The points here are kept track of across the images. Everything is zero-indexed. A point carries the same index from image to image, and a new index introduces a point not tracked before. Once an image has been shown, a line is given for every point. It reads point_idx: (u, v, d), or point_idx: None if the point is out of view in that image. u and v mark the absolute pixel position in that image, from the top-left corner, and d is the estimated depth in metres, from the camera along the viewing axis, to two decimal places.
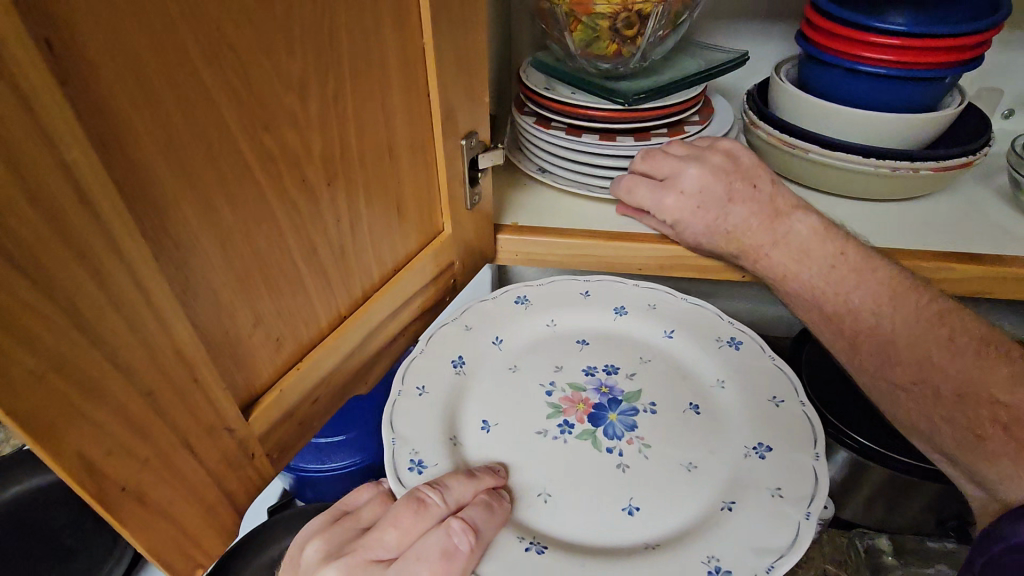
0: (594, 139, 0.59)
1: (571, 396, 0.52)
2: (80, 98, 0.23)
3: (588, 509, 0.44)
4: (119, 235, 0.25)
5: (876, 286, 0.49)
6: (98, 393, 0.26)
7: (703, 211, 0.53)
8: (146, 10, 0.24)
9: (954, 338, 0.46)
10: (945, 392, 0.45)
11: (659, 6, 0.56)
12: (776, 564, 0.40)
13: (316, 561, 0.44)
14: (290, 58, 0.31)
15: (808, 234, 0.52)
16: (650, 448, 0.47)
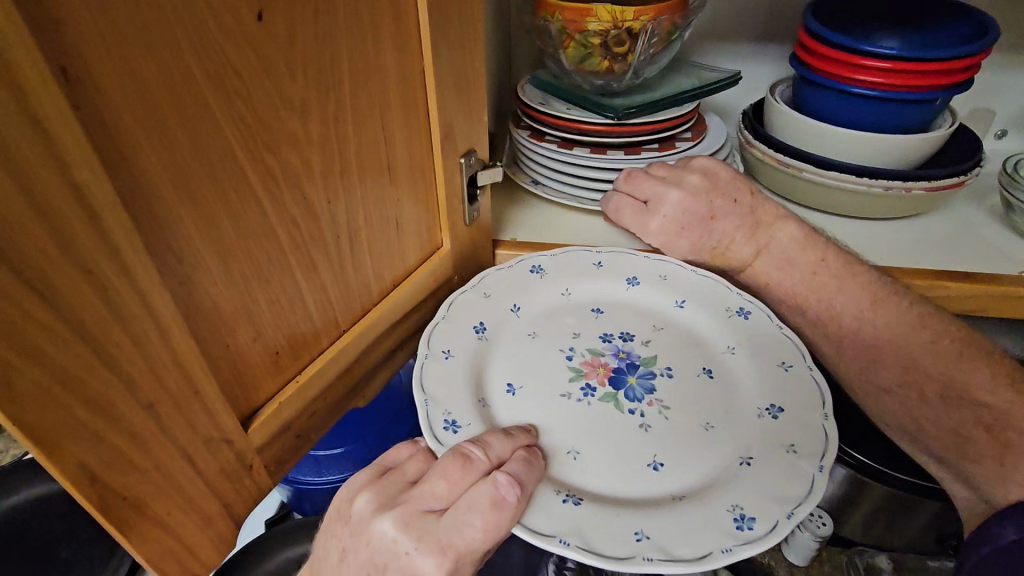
0: (586, 152, 0.60)
1: (592, 360, 0.50)
2: (89, 120, 0.24)
3: (615, 465, 0.42)
4: (125, 251, 0.26)
5: (858, 292, 0.50)
6: (102, 405, 0.27)
7: (686, 231, 0.56)
8: (154, 36, 0.25)
9: (937, 342, 0.48)
10: (930, 394, 0.47)
11: (649, 24, 0.57)
12: (797, 511, 0.38)
13: (359, 516, 0.40)
14: (292, 81, 0.32)
15: (789, 244, 0.54)
16: (670, 410, 0.46)
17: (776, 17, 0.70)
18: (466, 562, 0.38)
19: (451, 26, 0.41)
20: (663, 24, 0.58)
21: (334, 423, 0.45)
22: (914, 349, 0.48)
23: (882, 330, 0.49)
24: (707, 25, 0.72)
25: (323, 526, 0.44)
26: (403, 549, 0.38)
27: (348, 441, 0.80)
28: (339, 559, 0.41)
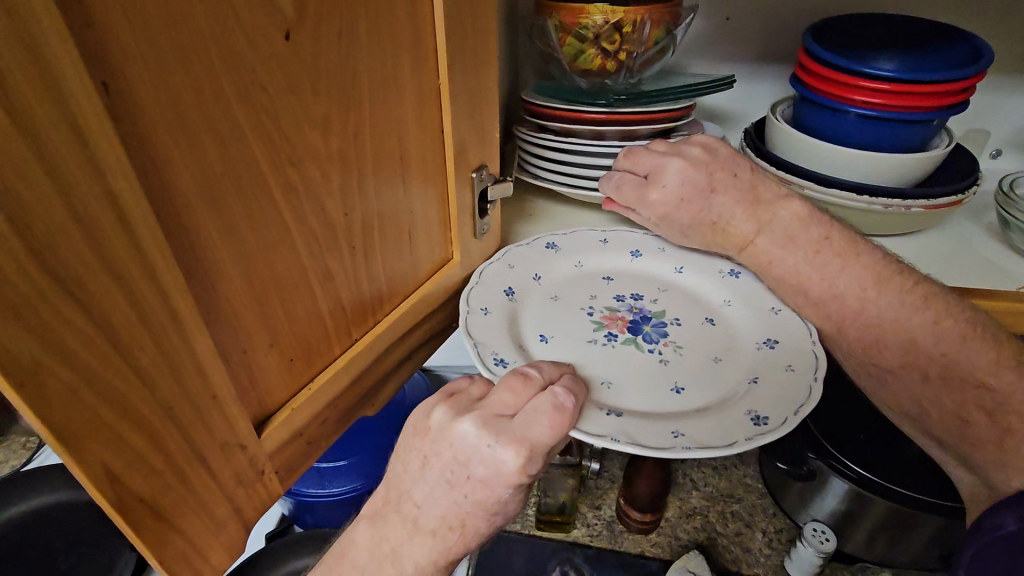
0: (581, 140, 0.60)
1: (611, 315, 0.54)
2: (126, 133, 0.24)
3: (644, 390, 0.46)
4: (153, 256, 0.26)
5: (861, 270, 0.52)
6: (125, 407, 0.27)
7: (686, 203, 0.54)
8: (189, 55, 0.26)
9: (941, 322, 0.50)
10: (931, 375, 0.52)
11: (640, 23, 0.60)
12: (804, 409, 0.43)
13: (435, 426, 0.41)
14: (315, 98, 0.33)
15: (791, 219, 0.54)
16: (684, 348, 0.50)
17: (776, 39, 0.72)
18: (540, 458, 0.38)
19: (467, 46, 0.43)
20: (654, 26, 0.60)
21: (342, 431, 0.45)
22: (918, 328, 0.51)
23: (886, 312, 0.52)
24: (709, 45, 0.73)
25: (399, 442, 0.44)
26: (484, 445, 0.38)
27: (353, 453, 0.80)
28: (418, 471, 0.41)
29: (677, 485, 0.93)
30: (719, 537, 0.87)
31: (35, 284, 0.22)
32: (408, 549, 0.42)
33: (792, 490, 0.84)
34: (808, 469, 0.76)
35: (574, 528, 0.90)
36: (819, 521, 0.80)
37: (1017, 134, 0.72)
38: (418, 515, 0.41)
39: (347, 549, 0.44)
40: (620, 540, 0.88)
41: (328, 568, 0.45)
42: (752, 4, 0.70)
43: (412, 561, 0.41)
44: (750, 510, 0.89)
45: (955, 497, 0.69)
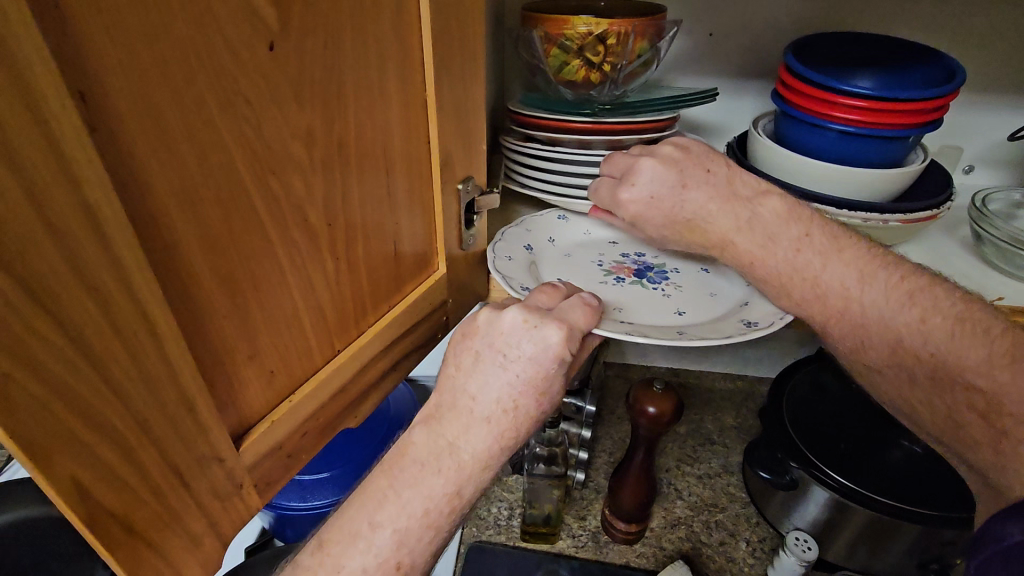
0: (568, 148, 0.61)
1: (618, 265, 0.59)
2: (103, 142, 0.24)
3: (652, 312, 0.52)
4: (128, 264, 0.26)
5: (844, 269, 0.50)
6: (97, 421, 0.26)
7: (657, 201, 0.52)
8: (170, 64, 0.25)
9: (928, 320, 0.48)
10: (920, 375, 0.50)
11: (624, 35, 0.60)
12: (784, 317, 0.51)
13: (482, 324, 0.44)
14: (299, 110, 0.33)
15: (771, 218, 0.51)
16: (684, 286, 0.57)
17: (757, 56, 0.73)
18: (578, 338, 0.44)
19: (453, 58, 0.43)
20: (638, 38, 0.61)
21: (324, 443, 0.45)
22: (903, 326, 0.49)
23: (871, 310, 0.50)
24: (693, 60, 0.75)
25: (444, 354, 0.46)
26: (532, 326, 0.42)
27: (335, 465, 0.79)
28: (470, 365, 0.43)
29: (661, 495, 0.94)
30: (704, 547, 0.87)
31: (4, 296, 0.21)
32: (466, 440, 0.41)
33: (775, 500, 0.85)
34: (791, 477, 0.77)
35: (560, 539, 0.90)
36: (800, 529, 0.81)
37: (987, 150, 0.75)
38: (472, 407, 0.42)
39: (405, 449, 0.42)
40: (606, 551, 0.88)
41: (387, 471, 0.42)
42: (734, 22, 0.71)
43: (471, 450, 0.41)
44: (733, 519, 0.90)
45: (966, 509, 0.70)
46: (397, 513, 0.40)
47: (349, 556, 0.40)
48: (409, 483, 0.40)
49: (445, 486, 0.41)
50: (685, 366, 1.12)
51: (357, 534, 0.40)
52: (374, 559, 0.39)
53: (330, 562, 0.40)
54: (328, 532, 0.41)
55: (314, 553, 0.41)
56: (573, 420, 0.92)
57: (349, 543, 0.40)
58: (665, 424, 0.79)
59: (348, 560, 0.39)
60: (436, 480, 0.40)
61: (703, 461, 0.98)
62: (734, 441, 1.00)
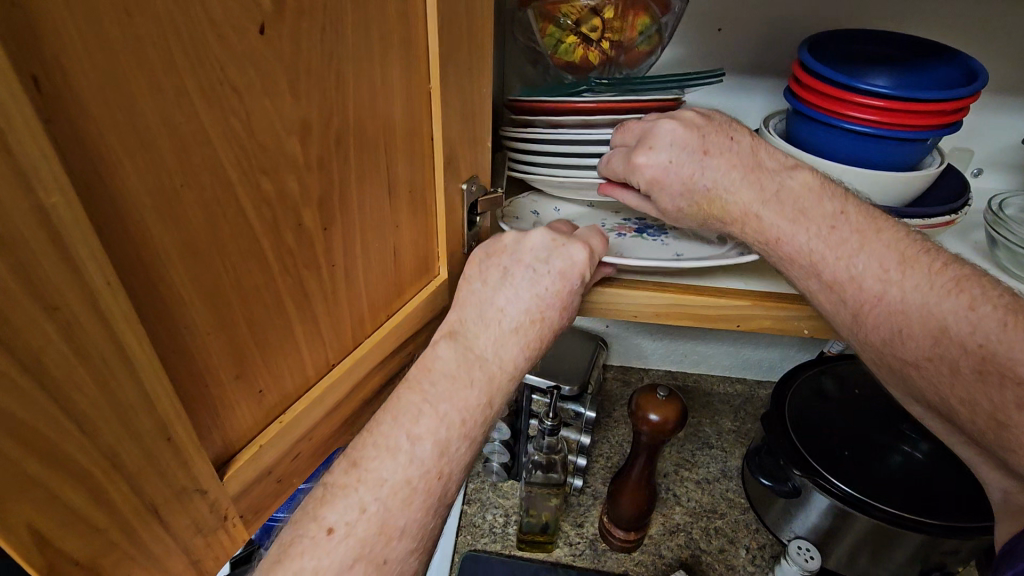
0: (571, 131, 0.56)
1: (620, 225, 0.62)
2: (63, 138, 0.21)
3: (651, 254, 0.56)
4: (95, 279, 0.22)
5: (883, 250, 0.47)
6: (59, 459, 0.23)
7: (676, 166, 0.50)
8: (145, 47, 0.22)
9: (976, 307, 0.44)
10: (965, 368, 0.44)
11: (623, 11, 0.57)
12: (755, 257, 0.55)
13: (510, 243, 0.48)
14: (292, 102, 0.29)
15: (802, 190, 0.49)
16: (680, 236, 0.60)
17: (768, 52, 0.70)
18: (595, 262, 0.49)
19: (460, 46, 0.39)
20: (638, 14, 0.57)
21: (318, 464, 0.41)
22: (949, 313, 0.44)
23: (912, 293, 0.46)
24: (701, 55, 0.72)
25: (463, 273, 0.47)
26: (559, 244, 0.48)
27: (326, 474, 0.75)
28: (499, 280, 0.46)
29: (660, 500, 0.92)
30: (704, 554, 0.85)
31: None
32: (497, 350, 0.44)
33: (777, 506, 0.84)
34: (793, 483, 0.76)
35: (557, 547, 0.87)
36: (802, 537, 0.81)
37: (997, 152, 0.73)
38: (501, 318, 0.45)
39: (433, 366, 0.42)
40: (604, 559, 0.86)
41: (415, 386, 0.41)
42: (745, 16, 0.68)
43: (500, 359, 0.44)
44: (733, 526, 0.88)
45: (983, 517, 0.68)
46: (438, 425, 0.40)
47: (389, 468, 0.38)
48: (444, 396, 0.41)
49: (478, 397, 0.42)
50: (684, 369, 1.10)
51: (397, 446, 0.39)
52: (418, 469, 0.39)
53: (370, 477, 0.38)
54: (362, 450, 0.39)
55: (347, 471, 0.38)
56: (571, 426, 0.90)
57: (391, 456, 0.38)
58: (669, 431, 0.77)
59: (389, 472, 0.38)
60: (469, 392, 0.42)
61: (702, 465, 0.96)
62: (732, 445, 0.98)
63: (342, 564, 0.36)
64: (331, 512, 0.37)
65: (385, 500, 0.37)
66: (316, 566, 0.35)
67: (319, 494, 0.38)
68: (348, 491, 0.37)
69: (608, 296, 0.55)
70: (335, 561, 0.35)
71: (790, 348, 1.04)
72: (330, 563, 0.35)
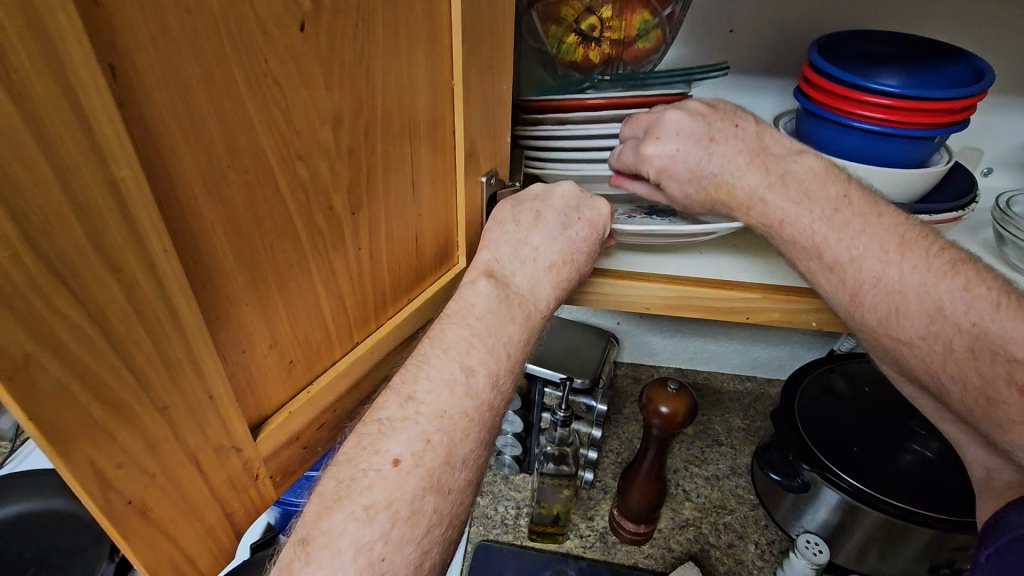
0: (578, 128, 0.57)
1: (631, 211, 0.64)
2: (131, 119, 0.23)
3: (654, 229, 0.58)
4: (152, 244, 0.24)
5: (884, 232, 0.48)
6: (118, 406, 0.25)
7: (685, 154, 0.52)
8: (201, 40, 0.24)
9: (972, 289, 0.46)
10: (958, 346, 0.45)
11: (619, 9, 0.59)
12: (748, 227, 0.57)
13: (540, 192, 0.53)
14: (326, 93, 0.31)
15: (807, 173, 0.51)
16: (685, 215, 0.61)
17: (779, 51, 0.72)
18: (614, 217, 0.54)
19: (483, 42, 0.42)
20: (635, 13, 0.59)
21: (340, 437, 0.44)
22: (945, 294, 0.46)
23: (910, 275, 0.47)
24: (712, 55, 0.73)
25: (491, 216, 0.51)
26: (587, 195, 0.53)
27: None
28: (532, 222, 0.50)
29: (670, 496, 0.93)
30: (713, 548, 0.86)
31: (26, 271, 0.20)
32: (532, 287, 0.49)
33: (787, 501, 0.85)
34: (801, 479, 0.77)
35: (567, 538, 0.89)
36: (812, 533, 0.80)
37: (1007, 153, 0.74)
38: (536, 258, 0.49)
39: (473, 300, 0.46)
40: (614, 552, 0.87)
41: (460, 319, 0.45)
42: (756, 17, 0.70)
43: (536, 296, 0.49)
44: (742, 521, 0.89)
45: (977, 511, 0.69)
46: (487, 357, 0.44)
47: (446, 402, 0.41)
48: (490, 331, 0.45)
49: (519, 333, 0.47)
50: (694, 366, 1.11)
51: (453, 378, 0.42)
52: (472, 402, 0.42)
53: (428, 410, 0.40)
54: (415, 384, 0.42)
55: (402, 405, 0.41)
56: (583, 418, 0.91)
57: (448, 387, 0.42)
58: (678, 424, 0.78)
59: (447, 404, 0.41)
60: (511, 327, 0.46)
61: (711, 462, 0.97)
62: (742, 443, 0.99)
63: (414, 494, 0.38)
64: (394, 445, 0.39)
65: (447, 430, 0.40)
66: (388, 498, 0.37)
67: (374, 430, 0.40)
68: (409, 424, 0.40)
69: (623, 290, 0.57)
70: (407, 492, 0.38)
71: (800, 347, 1.05)
72: (403, 494, 0.38)
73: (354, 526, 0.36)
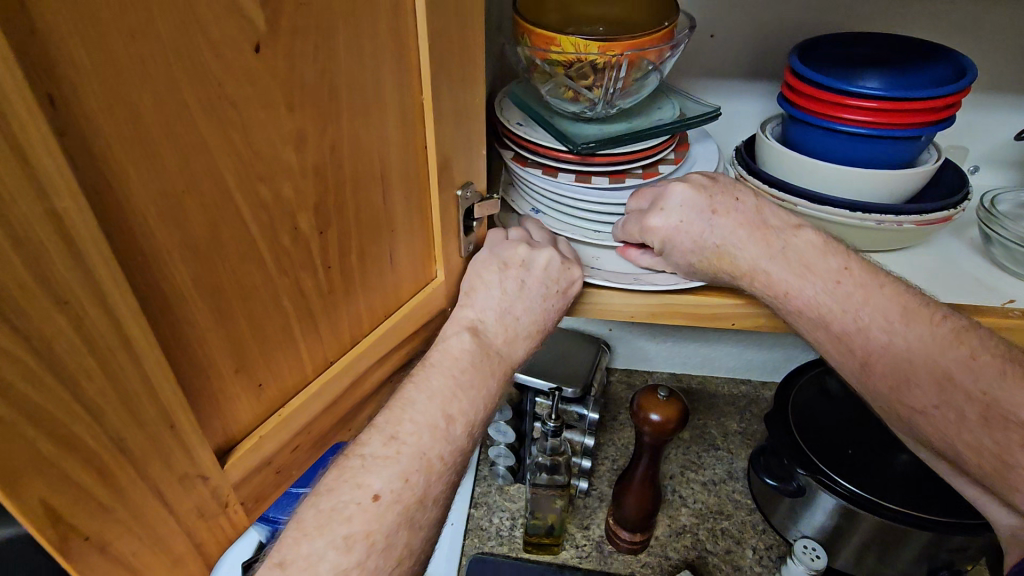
0: (569, 180, 0.55)
1: None
2: (73, 149, 0.23)
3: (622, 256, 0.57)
4: (101, 275, 0.24)
5: (886, 303, 0.49)
6: (70, 440, 0.25)
7: (687, 227, 0.52)
8: (148, 67, 0.24)
9: (977, 358, 0.46)
10: (971, 416, 0.46)
11: (615, 62, 0.51)
12: None
13: (523, 256, 0.51)
14: (288, 113, 0.31)
15: (807, 247, 0.51)
16: None
17: (764, 54, 0.71)
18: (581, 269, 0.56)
19: (453, 58, 0.41)
20: (631, 64, 0.52)
21: (317, 458, 0.43)
22: (953, 363, 0.46)
23: (915, 344, 0.48)
24: (696, 59, 0.73)
25: (472, 276, 0.51)
26: (566, 264, 0.52)
27: None
28: (515, 290, 0.51)
29: (666, 502, 0.92)
30: (710, 555, 0.85)
31: None
32: (510, 345, 0.51)
33: (782, 506, 0.83)
34: (797, 483, 0.76)
35: (563, 549, 0.88)
36: (808, 536, 0.80)
37: (993, 150, 0.74)
38: (516, 323, 0.51)
39: (457, 354, 0.47)
40: (610, 561, 0.86)
41: (446, 372, 0.45)
42: (739, 21, 0.69)
43: (513, 353, 0.51)
44: (739, 527, 0.88)
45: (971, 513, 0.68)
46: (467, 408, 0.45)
47: (427, 443, 0.42)
48: (471, 385, 0.46)
49: (497, 384, 0.49)
50: (688, 371, 1.10)
51: (435, 424, 0.43)
52: (449, 446, 0.43)
53: (410, 450, 0.41)
54: (398, 425, 0.42)
55: (385, 444, 0.41)
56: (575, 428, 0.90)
57: (430, 431, 0.42)
58: (670, 431, 0.78)
59: (428, 446, 0.42)
60: (491, 380, 0.48)
61: (707, 467, 0.96)
62: (738, 447, 0.98)
63: (390, 528, 0.39)
64: (375, 479, 0.39)
65: (427, 472, 0.41)
66: (365, 530, 0.38)
67: (357, 464, 0.40)
68: (391, 462, 0.40)
69: (607, 298, 0.55)
70: (384, 527, 0.38)
71: (795, 349, 1.04)
72: (380, 527, 0.38)
73: (334, 554, 0.37)
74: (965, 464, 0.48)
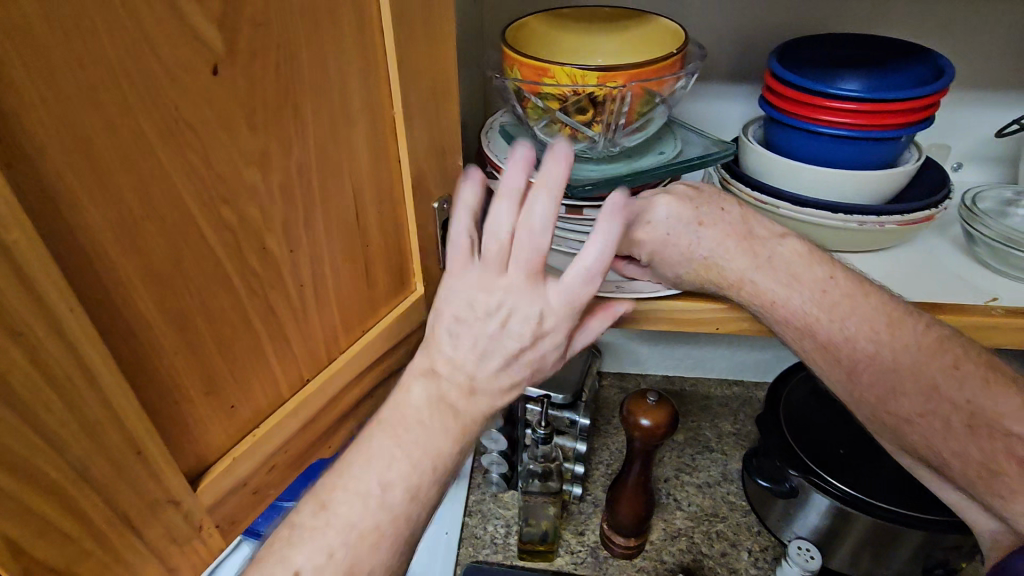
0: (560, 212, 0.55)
1: None
2: (21, 180, 0.23)
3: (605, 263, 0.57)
4: (57, 306, 0.24)
5: (873, 312, 0.49)
6: (30, 472, 0.24)
7: (673, 240, 0.51)
8: (99, 93, 0.24)
9: (962, 365, 0.47)
10: (956, 423, 0.46)
11: (615, 96, 0.51)
12: None
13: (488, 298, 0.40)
14: (251, 134, 0.31)
15: (793, 257, 0.51)
16: None
17: (744, 56, 0.71)
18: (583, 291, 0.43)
19: (423, 71, 0.41)
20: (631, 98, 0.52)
21: (295, 477, 0.43)
22: (938, 373, 0.47)
23: (902, 353, 0.48)
24: None
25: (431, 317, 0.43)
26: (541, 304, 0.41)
27: None
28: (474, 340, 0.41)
29: (661, 506, 0.91)
30: (704, 558, 0.85)
31: None
32: (467, 404, 0.42)
33: (776, 505, 0.83)
34: (790, 484, 0.75)
35: (557, 556, 0.87)
36: (803, 537, 0.79)
37: (976, 147, 0.74)
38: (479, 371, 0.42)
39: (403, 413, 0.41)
40: (605, 567, 0.86)
41: (393, 433, 0.40)
42: (719, 24, 0.69)
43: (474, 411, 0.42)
44: (734, 529, 0.88)
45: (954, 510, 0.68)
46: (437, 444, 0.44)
47: (361, 514, 0.39)
48: (418, 446, 0.40)
49: (450, 447, 0.41)
50: (681, 373, 1.09)
51: (368, 493, 0.39)
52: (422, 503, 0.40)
53: (344, 522, 0.38)
54: (337, 489, 0.39)
55: (316, 513, 0.39)
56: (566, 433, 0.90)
57: (367, 500, 0.39)
58: (661, 435, 0.77)
59: (361, 516, 0.39)
60: (440, 443, 0.41)
61: (702, 469, 0.96)
62: (732, 448, 0.98)
63: None
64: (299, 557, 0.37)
65: (357, 545, 0.38)
66: None
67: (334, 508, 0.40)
68: (315, 535, 0.38)
69: None
70: None
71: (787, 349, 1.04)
72: None
73: None
74: (948, 469, 0.48)
